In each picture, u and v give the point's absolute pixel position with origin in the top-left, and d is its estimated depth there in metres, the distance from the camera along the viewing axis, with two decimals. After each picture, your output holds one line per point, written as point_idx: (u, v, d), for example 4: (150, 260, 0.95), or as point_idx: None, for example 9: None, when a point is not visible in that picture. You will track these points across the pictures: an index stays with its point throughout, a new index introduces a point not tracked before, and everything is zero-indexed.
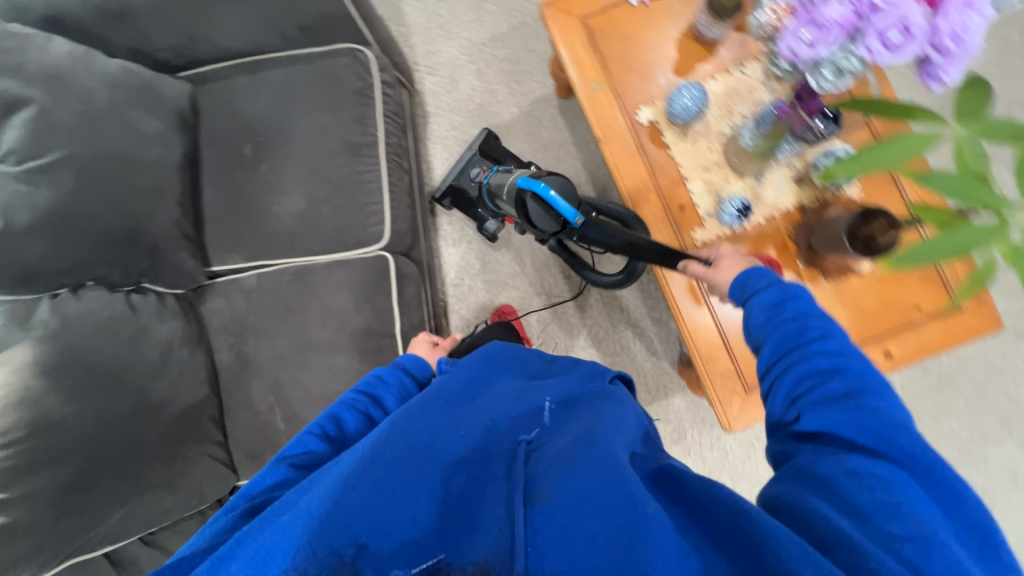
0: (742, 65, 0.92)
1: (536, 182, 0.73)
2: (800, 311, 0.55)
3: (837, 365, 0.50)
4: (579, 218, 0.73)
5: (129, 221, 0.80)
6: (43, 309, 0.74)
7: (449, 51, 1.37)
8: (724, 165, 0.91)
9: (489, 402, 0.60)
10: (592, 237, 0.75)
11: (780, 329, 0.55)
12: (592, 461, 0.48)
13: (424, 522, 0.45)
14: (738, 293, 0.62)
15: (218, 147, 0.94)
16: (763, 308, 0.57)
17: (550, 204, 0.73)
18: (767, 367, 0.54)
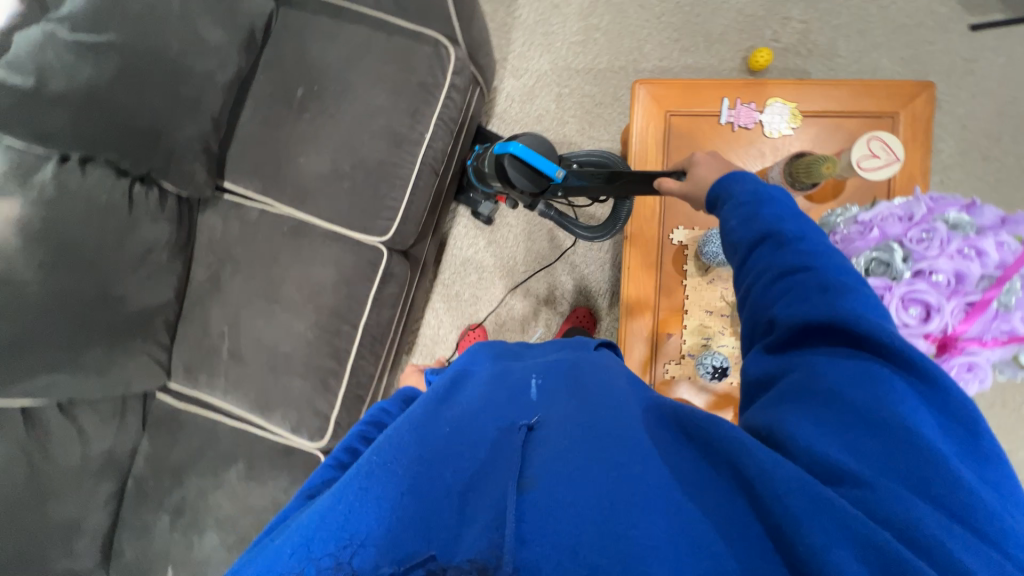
0: None
1: (506, 143, 0.81)
2: (776, 216, 0.53)
3: (816, 266, 0.48)
4: (559, 171, 0.79)
5: (157, 122, 0.82)
6: (46, 172, 0.77)
7: (541, 62, 1.32)
8: (727, 317, 0.90)
9: (472, 392, 0.55)
10: (576, 185, 0.79)
11: (756, 231, 0.53)
12: (585, 438, 0.44)
13: (403, 515, 0.39)
14: (717, 198, 0.60)
15: (273, 77, 0.92)
16: (737, 220, 0.55)
17: (525, 159, 0.80)
18: (749, 279, 0.52)
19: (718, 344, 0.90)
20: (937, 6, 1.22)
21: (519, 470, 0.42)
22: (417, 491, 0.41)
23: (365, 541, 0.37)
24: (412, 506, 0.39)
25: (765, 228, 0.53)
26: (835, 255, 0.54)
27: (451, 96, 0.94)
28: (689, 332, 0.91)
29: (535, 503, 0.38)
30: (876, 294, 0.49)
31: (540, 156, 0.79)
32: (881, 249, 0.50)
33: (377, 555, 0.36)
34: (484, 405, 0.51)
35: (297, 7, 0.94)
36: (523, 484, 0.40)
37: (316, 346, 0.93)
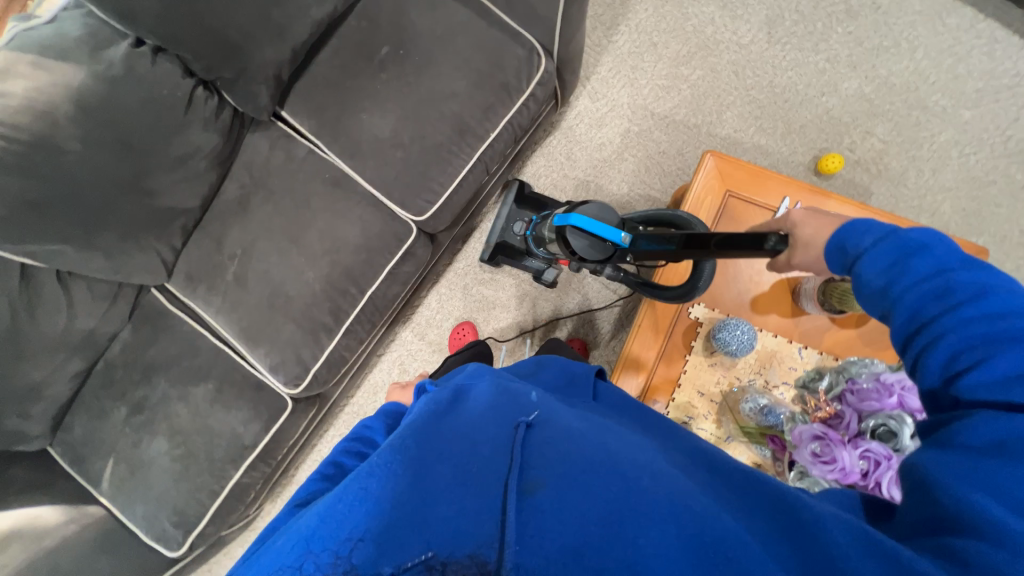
0: (805, 344, 0.92)
1: (561, 217, 0.76)
2: (931, 265, 0.45)
3: (998, 332, 0.40)
4: (624, 237, 0.72)
5: (240, 38, 0.81)
6: (118, 50, 0.78)
7: (620, 93, 1.31)
8: (715, 404, 0.91)
9: (470, 396, 0.54)
10: (648, 248, 0.68)
11: (907, 293, 0.45)
12: (587, 444, 0.44)
13: (398, 515, 0.37)
14: (836, 260, 0.52)
15: (364, 26, 0.91)
16: (878, 274, 0.48)
17: (588, 230, 0.73)
18: (906, 338, 0.45)
19: (696, 427, 0.91)
20: (1014, 171, 1.22)
21: (519, 473, 0.41)
22: (415, 491, 0.39)
23: (368, 540, 0.35)
24: (416, 498, 0.39)
25: (915, 292, 0.45)
26: (844, 409, 0.71)
27: (527, 105, 0.93)
28: (675, 406, 0.92)
29: (543, 506, 0.38)
30: (873, 459, 0.63)
31: (602, 223, 0.73)
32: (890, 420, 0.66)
33: (376, 549, 0.35)
34: (481, 403, 0.51)
35: None
36: (527, 488, 0.40)
37: (319, 298, 0.93)
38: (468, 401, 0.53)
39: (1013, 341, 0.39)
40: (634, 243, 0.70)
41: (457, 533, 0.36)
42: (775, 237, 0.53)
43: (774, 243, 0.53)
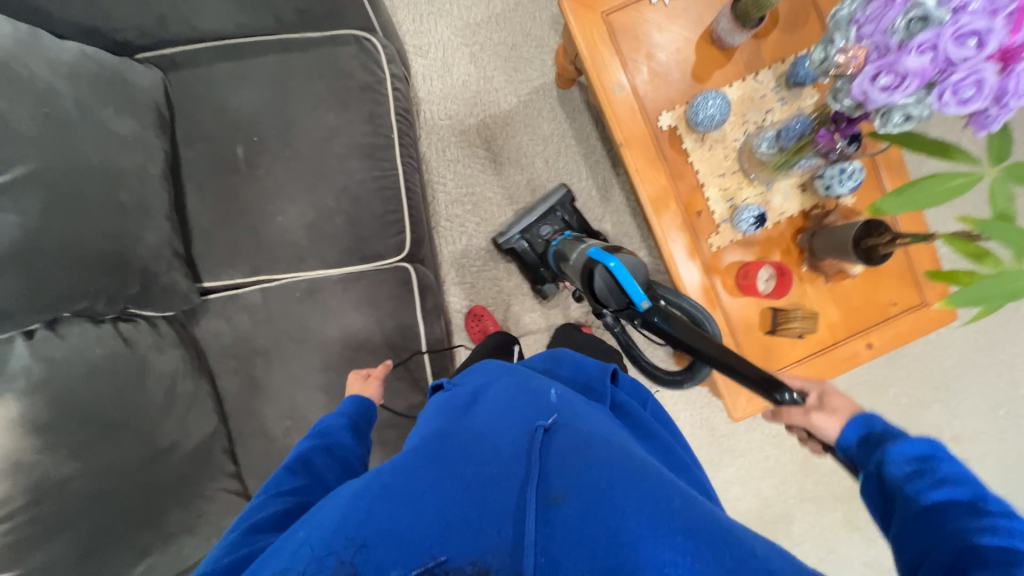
0: (755, 72, 0.95)
1: (605, 256, 0.74)
2: (953, 472, 0.48)
3: (993, 543, 0.41)
4: (645, 303, 0.70)
5: (115, 244, 0.69)
6: (19, 354, 0.63)
7: (439, 31, 1.27)
8: (738, 172, 0.96)
9: (489, 408, 0.56)
10: (658, 326, 0.69)
11: (926, 486, 0.48)
12: (612, 454, 0.45)
13: (423, 521, 0.40)
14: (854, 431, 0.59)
15: (202, 147, 0.83)
16: (900, 473, 0.50)
17: (619, 279, 0.72)
18: (919, 512, 0.47)
19: (742, 200, 0.96)
20: None
21: (546, 485, 0.43)
22: (425, 498, 0.42)
23: (369, 543, 0.39)
24: (433, 496, 0.43)
25: (934, 490, 0.48)
26: (868, 37, 0.51)
27: (396, 88, 0.89)
28: (714, 202, 0.96)
29: (569, 518, 0.40)
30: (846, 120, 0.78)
31: (633, 281, 0.71)
32: (914, 7, 0.47)
33: (379, 553, 0.39)
34: (502, 414, 0.53)
35: (191, 65, 0.83)
36: (553, 500, 0.42)
37: (393, 388, 0.87)
38: (485, 410, 0.55)
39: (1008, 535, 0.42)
40: (649, 316, 0.70)
41: (465, 545, 0.39)
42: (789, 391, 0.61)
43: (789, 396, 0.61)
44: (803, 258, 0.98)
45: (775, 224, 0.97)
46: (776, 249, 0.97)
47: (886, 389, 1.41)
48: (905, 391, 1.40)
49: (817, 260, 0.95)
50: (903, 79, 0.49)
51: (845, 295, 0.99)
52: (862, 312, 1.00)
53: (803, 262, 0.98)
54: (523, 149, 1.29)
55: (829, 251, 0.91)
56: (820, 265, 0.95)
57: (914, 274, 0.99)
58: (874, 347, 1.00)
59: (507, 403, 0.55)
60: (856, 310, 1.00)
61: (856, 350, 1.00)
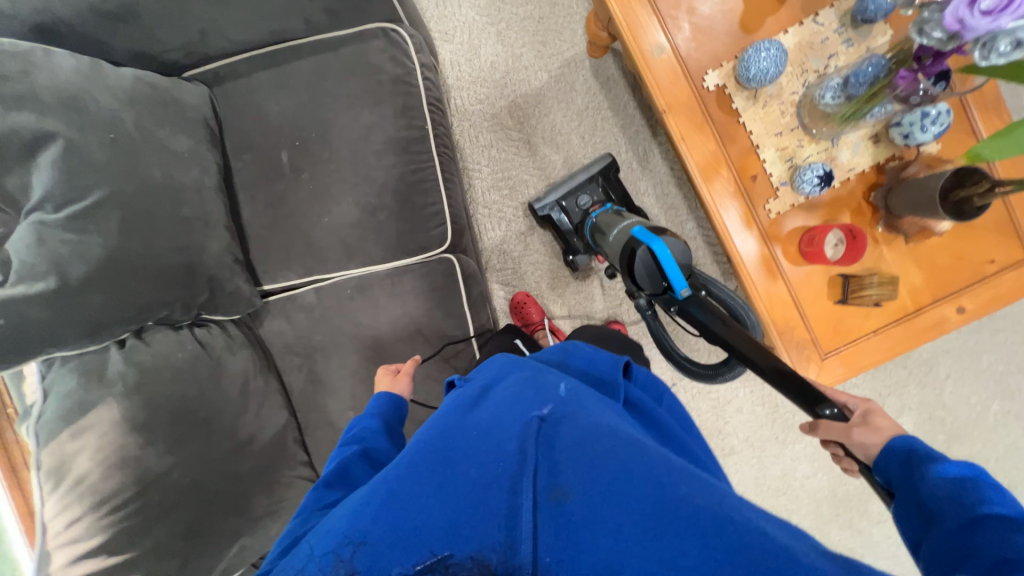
0: (814, 13, 0.85)
1: (652, 236, 0.75)
2: (1004, 500, 0.47)
3: None
4: (685, 290, 0.72)
5: (185, 256, 0.74)
6: (116, 362, 0.69)
7: (463, 13, 1.24)
8: (797, 128, 0.87)
9: (497, 400, 0.55)
10: (693, 315, 0.70)
11: (969, 502, 0.47)
12: (618, 450, 0.43)
13: (427, 524, 0.41)
14: None
15: (250, 156, 0.87)
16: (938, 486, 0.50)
17: (661, 259, 0.73)
18: (956, 522, 0.47)
19: (804, 158, 0.87)
20: None
21: (546, 480, 0.43)
22: (430, 500, 0.43)
23: (369, 541, 0.41)
24: (438, 496, 0.43)
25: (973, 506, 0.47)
26: None
27: (426, 78, 0.89)
28: (771, 164, 0.88)
29: (569, 515, 0.40)
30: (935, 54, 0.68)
31: (676, 265, 0.72)
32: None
33: (385, 555, 0.40)
34: (508, 407, 0.52)
35: (231, 78, 0.86)
36: (553, 496, 0.41)
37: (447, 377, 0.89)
38: (493, 404, 0.54)
39: None
40: (686, 305, 0.71)
41: (464, 539, 0.40)
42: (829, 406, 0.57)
43: (832, 412, 0.57)
44: (877, 217, 0.89)
45: (844, 181, 0.88)
46: (845, 210, 0.89)
47: (978, 353, 1.29)
48: (1001, 357, 1.28)
49: (895, 218, 0.85)
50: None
51: (930, 255, 0.89)
52: (951, 273, 0.89)
53: (877, 221, 0.89)
54: (558, 127, 1.24)
55: (908, 208, 0.81)
56: (898, 224, 0.85)
57: (1016, 226, 0.88)
58: (967, 311, 0.90)
59: (516, 397, 0.53)
60: (944, 270, 0.89)
61: (945, 316, 0.90)
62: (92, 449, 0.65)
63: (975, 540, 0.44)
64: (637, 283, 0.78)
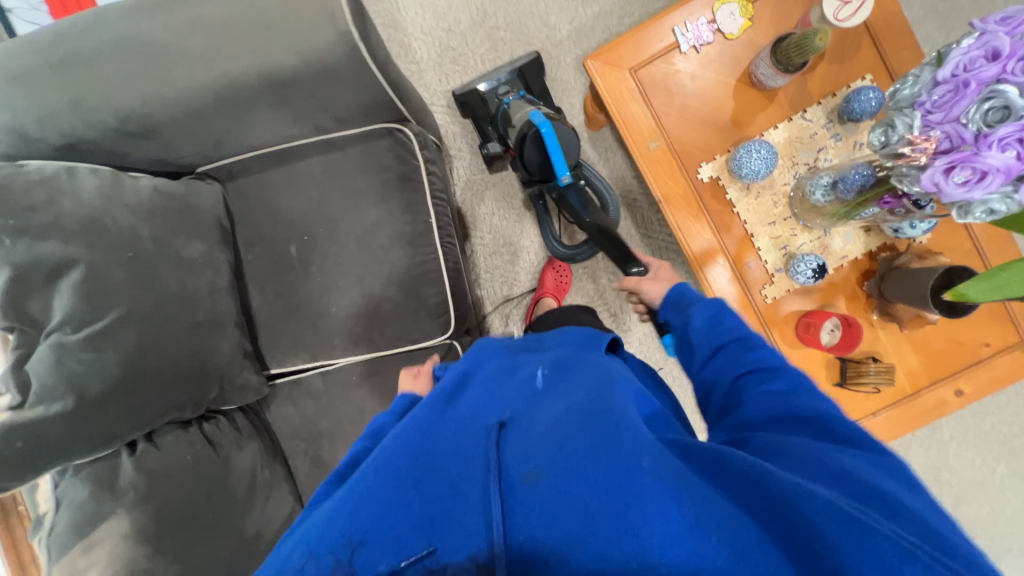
0: (803, 109, 0.88)
1: (542, 122, 0.76)
2: (737, 317, 0.62)
3: (778, 363, 0.54)
4: (566, 178, 0.79)
5: (197, 359, 0.76)
6: (127, 469, 0.71)
7: (466, 87, 1.29)
8: (790, 218, 0.90)
9: (475, 393, 0.58)
10: (569, 202, 0.82)
11: (718, 332, 0.61)
12: (586, 426, 0.46)
13: (416, 518, 0.45)
14: (677, 301, 0.71)
15: (261, 250, 0.90)
16: (701, 322, 0.63)
17: (547, 145, 0.76)
18: (716, 360, 0.59)
19: (797, 248, 0.90)
20: None
21: (520, 464, 0.46)
22: (416, 498, 0.46)
23: (364, 538, 0.44)
24: (422, 495, 0.47)
25: (724, 335, 0.61)
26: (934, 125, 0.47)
27: (430, 171, 0.91)
28: (765, 252, 0.91)
29: (538, 495, 0.43)
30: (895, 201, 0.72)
31: (561, 153, 0.77)
32: (992, 96, 0.43)
33: (377, 552, 0.43)
34: (487, 405, 0.55)
35: (244, 176, 0.90)
36: (525, 478, 0.44)
37: None
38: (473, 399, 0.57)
39: (779, 366, 0.54)
40: (566, 192, 0.81)
41: (451, 542, 0.44)
42: (637, 266, 0.76)
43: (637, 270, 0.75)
44: (870, 302, 0.91)
45: (837, 269, 0.90)
46: (840, 295, 0.91)
47: (981, 417, 1.29)
48: (1004, 419, 1.29)
49: (889, 306, 0.88)
50: (984, 175, 0.44)
51: (925, 339, 0.90)
52: (947, 356, 0.91)
53: (871, 307, 0.91)
54: None
55: (902, 296, 0.84)
56: (893, 311, 0.87)
57: (1008, 312, 0.90)
58: (965, 393, 0.91)
59: (491, 393, 0.57)
60: (939, 353, 0.91)
61: (943, 398, 0.91)
62: (103, 563, 0.65)
63: (721, 369, 0.58)
64: (524, 164, 0.81)
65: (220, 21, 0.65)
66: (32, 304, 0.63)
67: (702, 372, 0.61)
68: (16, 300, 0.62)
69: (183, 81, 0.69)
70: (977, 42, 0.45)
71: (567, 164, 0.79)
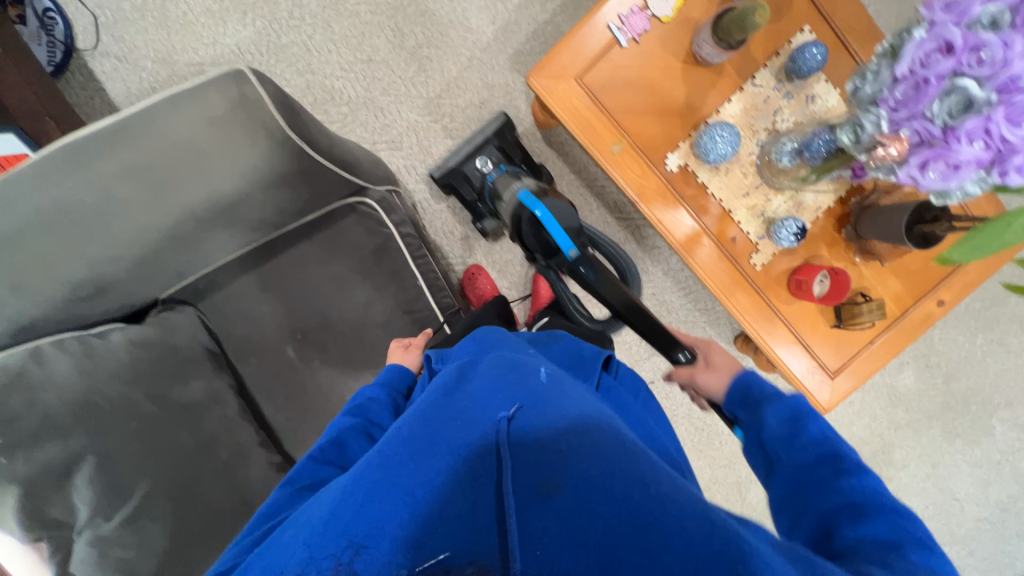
0: (752, 75, 0.88)
1: (534, 201, 0.77)
2: (819, 429, 0.59)
3: (877, 491, 0.52)
4: (573, 251, 0.73)
5: (236, 498, 0.73)
6: None
7: (405, 116, 1.21)
8: (762, 185, 0.92)
9: (481, 386, 0.57)
10: (584, 277, 0.72)
11: (805, 447, 0.57)
12: (605, 441, 0.48)
13: (425, 519, 0.44)
14: (739, 396, 0.68)
15: (258, 359, 0.85)
16: (781, 430, 0.60)
17: (544, 222, 0.75)
18: (805, 476, 0.56)
19: (774, 212, 0.93)
20: None
21: (535, 474, 0.46)
22: (426, 499, 0.45)
23: (367, 541, 0.42)
24: (432, 492, 0.46)
25: (807, 447, 0.57)
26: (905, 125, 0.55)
27: (405, 234, 0.90)
28: (744, 222, 0.93)
29: (557, 508, 0.44)
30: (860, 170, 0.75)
31: (560, 226, 0.75)
32: (951, 92, 0.51)
33: (379, 551, 0.42)
34: (492, 396, 0.55)
35: (214, 291, 0.85)
36: (544, 491, 0.45)
37: None
38: (478, 395, 0.56)
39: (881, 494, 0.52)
40: (577, 266, 0.73)
41: (456, 540, 0.43)
42: (683, 351, 0.73)
43: (685, 356, 0.73)
44: (850, 244, 0.95)
45: (814, 221, 0.94)
46: (821, 244, 0.94)
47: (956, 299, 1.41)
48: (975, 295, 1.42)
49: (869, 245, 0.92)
50: (957, 168, 0.52)
51: (904, 264, 0.96)
52: (925, 273, 0.97)
53: (851, 248, 0.95)
54: None
55: (879, 237, 0.88)
56: (873, 249, 0.92)
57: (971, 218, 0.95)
58: (947, 302, 0.98)
59: (495, 383, 0.56)
60: (919, 272, 0.97)
61: (929, 311, 0.98)
62: None
63: (813, 486, 0.54)
64: (524, 244, 0.81)
65: (146, 167, 0.60)
66: (52, 509, 0.59)
67: (783, 485, 0.58)
68: (32, 513, 0.58)
69: (126, 234, 0.64)
70: (929, 36, 0.52)
71: (570, 238, 0.74)
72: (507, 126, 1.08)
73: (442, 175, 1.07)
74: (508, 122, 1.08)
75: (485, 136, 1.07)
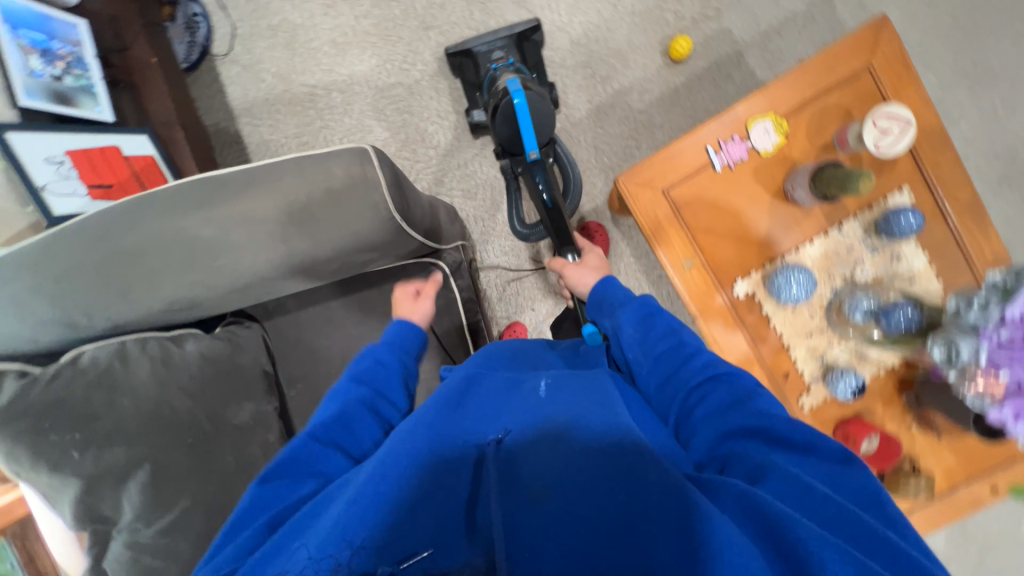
0: (840, 223, 0.87)
1: (519, 90, 0.86)
2: (664, 322, 0.66)
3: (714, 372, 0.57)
4: (534, 154, 0.90)
5: None
6: None
7: (485, 169, 1.26)
8: (827, 329, 0.90)
9: (482, 401, 0.57)
10: (532, 178, 0.93)
11: (656, 340, 0.64)
12: (591, 443, 0.48)
13: (419, 525, 0.45)
14: (602, 303, 0.75)
15: (303, 386, 0.90)
16: (631, 328, 0.66)
17: (521, 114, 0.86)
18: (663, 373, 0.60)
19: (833, 357, 0.91)
20: None
21: (527, 479, 0.46)
22: (426, 509, 0.46)
23: (364, 544, 0.43)
24: (428, 509, 0.46)
25: (655, 343, 0.63)
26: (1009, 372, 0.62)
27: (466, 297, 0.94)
28: (802, 359, 0.91)
29: (545, 512, 0.44)
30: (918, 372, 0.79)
31: (532, 128, 0.88)
32: None
33: (376, 558, 0.43)
34: (491, 416, 0.55)
35: (281, 313, 0.91)
36: (533, 496, 0.45)
37: None
38: (481, 413, 0.55)
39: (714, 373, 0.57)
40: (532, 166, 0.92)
41: (452, 548, 0.44)
42: (572, 252, 0.90)
43: (570, 254, 0.89)
44: (907, 407, 0.91)
45: (873, 375, 0.91)
46: (877, 401, 0.91)
47: None
48: None
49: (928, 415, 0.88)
50: None
51: (962, 441, 0.92)
52: (983, 455, 0.92)
53: (908, 411, 0.91)
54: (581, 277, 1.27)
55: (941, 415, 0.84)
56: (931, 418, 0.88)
57: None
58: (1001, 489, 0.92)
59: (496, 401, 0.57)
60: (976, 452, 0.92)
61: (978, 495, 0.93)
62: None
63: (669, 383, 0.59)
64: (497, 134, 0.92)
65: (258, 216, 0.65)
66: (105, 504, 0.65)
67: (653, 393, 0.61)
68: (88, 505, 0.64)
69: (226, 269, 0.69)
70: None
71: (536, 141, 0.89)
72: (532, 30, 1.12)
73: (455, 53, 1.13)
74: (534, 26, 1.12)
75: (508, 31, 1.12)
